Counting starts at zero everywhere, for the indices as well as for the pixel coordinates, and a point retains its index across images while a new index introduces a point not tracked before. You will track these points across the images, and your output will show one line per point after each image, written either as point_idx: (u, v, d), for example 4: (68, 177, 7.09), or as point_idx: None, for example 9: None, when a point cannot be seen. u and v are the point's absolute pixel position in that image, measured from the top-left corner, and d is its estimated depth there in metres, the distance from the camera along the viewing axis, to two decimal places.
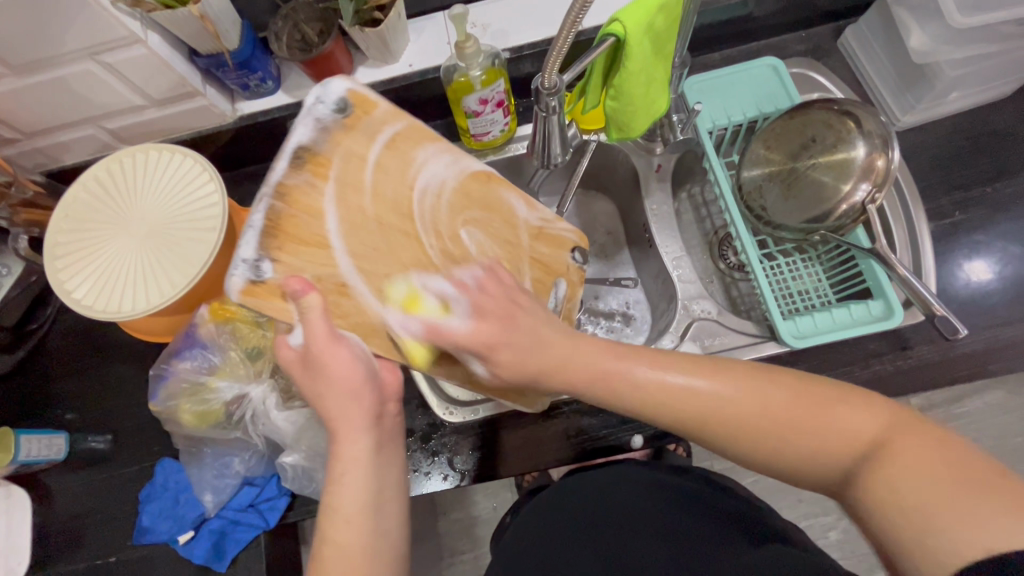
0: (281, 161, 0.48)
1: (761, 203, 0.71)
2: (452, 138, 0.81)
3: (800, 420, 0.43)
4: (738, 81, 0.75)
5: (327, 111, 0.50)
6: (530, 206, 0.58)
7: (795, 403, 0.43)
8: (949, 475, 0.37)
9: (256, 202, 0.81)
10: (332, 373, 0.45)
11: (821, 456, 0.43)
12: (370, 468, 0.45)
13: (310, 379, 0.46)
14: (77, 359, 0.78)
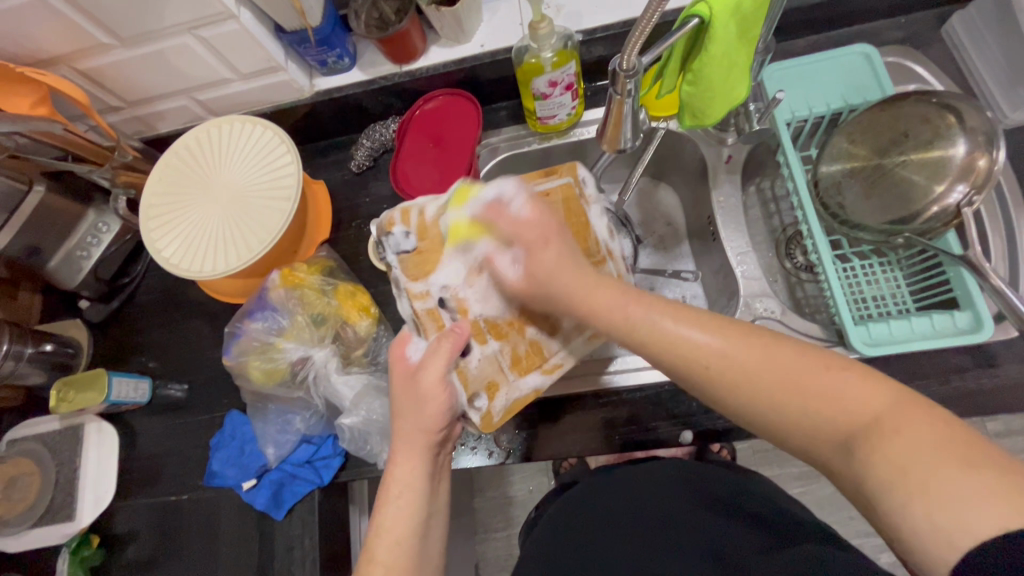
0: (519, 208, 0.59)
1: (839, 201, 0.67)
2: (517, 120, 0.81)
3: (815, 390, 0.41)
4: (823, 69, 0.71)
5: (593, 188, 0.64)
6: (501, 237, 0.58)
7: (811, 376, 0.41)
8: (947, 453, 0.34)
9: (326, 176, 0.84)
10: (427, 400, 0.55)
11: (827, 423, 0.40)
12: (400, 498, 0.52)
13: (409, 396, 0.56)
14: (161, 312, 0.84)
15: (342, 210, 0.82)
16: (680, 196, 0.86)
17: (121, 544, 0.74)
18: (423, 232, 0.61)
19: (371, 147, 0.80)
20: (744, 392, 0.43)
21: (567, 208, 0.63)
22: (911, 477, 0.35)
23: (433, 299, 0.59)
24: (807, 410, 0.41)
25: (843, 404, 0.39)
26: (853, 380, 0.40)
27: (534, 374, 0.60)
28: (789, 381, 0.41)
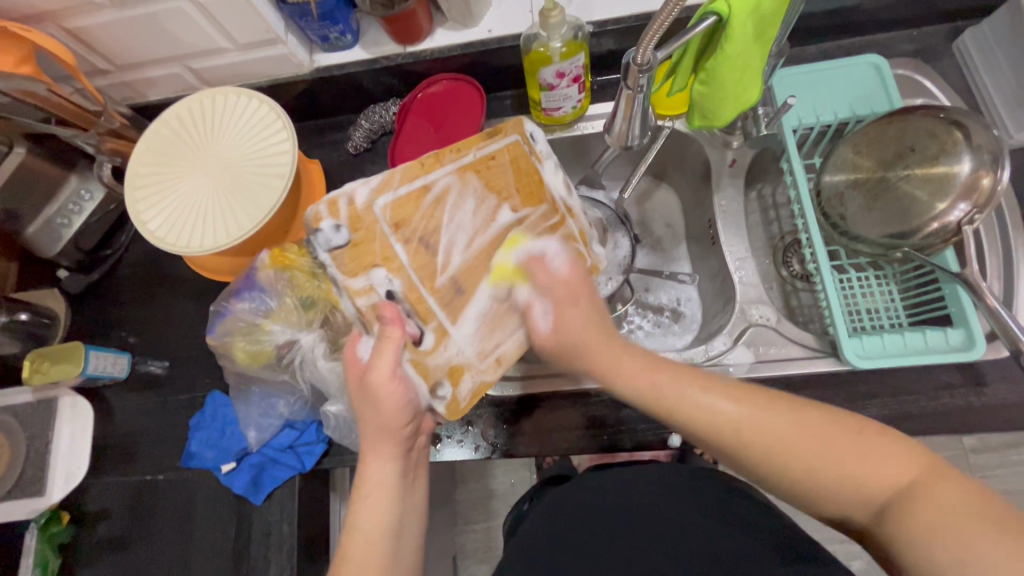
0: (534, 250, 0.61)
1: (841, 212, 0.67)
2: (522, 110, 0.80)
3: (855, 463, 0.44)
4: (833, 77, 0.70)
5: (541, 144, 0.60)
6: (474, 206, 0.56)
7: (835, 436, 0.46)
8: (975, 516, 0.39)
9: (322, 156, 0.82)
10: (385, 404, 0.53)
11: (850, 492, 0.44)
12: (378, 498, 0.52)
13: (363, 400, 0.54)
14: (144, 286, 0.82)
15: (337, 191, 0.80)
16: (680, 197, 0.85)
17: (91, 522, 0.72)
18: (356, 222, 0.54)
19: (369, 129, 0.78)
20: (787, 459, 0.46)
21: (517, 166, 0.58)
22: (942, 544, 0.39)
23: (371, 287, 0.53)
24: (846, 486, 0.45)
25: (875, 481, 0.44)
26: (887, 457, 0.44)
27: (502, 347, 0.56)
28: (821, 455, 0.45)
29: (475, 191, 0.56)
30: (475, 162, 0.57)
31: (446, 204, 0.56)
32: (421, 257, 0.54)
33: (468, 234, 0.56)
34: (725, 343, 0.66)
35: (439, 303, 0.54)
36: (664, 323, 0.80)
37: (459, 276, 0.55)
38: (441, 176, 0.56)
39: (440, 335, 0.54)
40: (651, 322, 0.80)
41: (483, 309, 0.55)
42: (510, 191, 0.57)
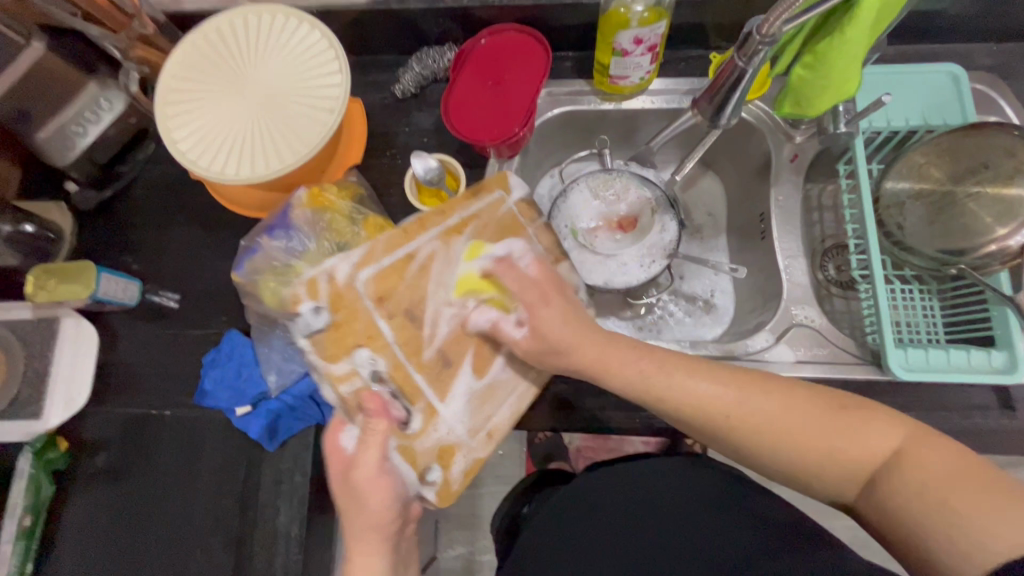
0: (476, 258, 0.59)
1: (898, 222, 0.66)
2: (582, 74, 0.76)
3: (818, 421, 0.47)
4: (910, 82, 0.68)
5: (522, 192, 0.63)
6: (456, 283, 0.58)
7: (819, 410, 0.47)
8: (964, 476, 0.43)
9: (364, 96, 0.77)
10: (371, 502, 0.50)
11: (829, 459, 0.47)
12: None
13: (349, 494, 0.51)
14: (159, 211, 0.77)
15: (378, 136, 0.76)
16: (726, 188, 0.83)
17: (89, 452, 0.69)
18: (338, 300, 0.57)
19: (420, 73, 0.74)
20: (781, 446, 0.47)
21: (500, 222, 0.61)
22: (942, 509, 0.43)
23: (360, 372, 0.56)
24: (820, 452, 0.46)
25: (864, 457, 0.46)
26: (870, 428, 0.46)
27: (491, 420, 0.58)
28: (793, 425, 0.47)
29: (456, 263, 0.60)
30: (457, 226, 0.60)
31: (431, 271, 0.59)
32: (407, 332, 0.57)
33: (450, 305, 0.58)
34: (767, 340, 0.65)
35: (428, 378, 0.57)
36: (694, 310, 0.79)
37: (444, 348, 0.58)
38: (423, 245, 0.59)
39: (429, 415, 0.56)
40: (682, 309, 0.79)
41: (471, 385, 0.58)
42: (494, 254, 0.60)
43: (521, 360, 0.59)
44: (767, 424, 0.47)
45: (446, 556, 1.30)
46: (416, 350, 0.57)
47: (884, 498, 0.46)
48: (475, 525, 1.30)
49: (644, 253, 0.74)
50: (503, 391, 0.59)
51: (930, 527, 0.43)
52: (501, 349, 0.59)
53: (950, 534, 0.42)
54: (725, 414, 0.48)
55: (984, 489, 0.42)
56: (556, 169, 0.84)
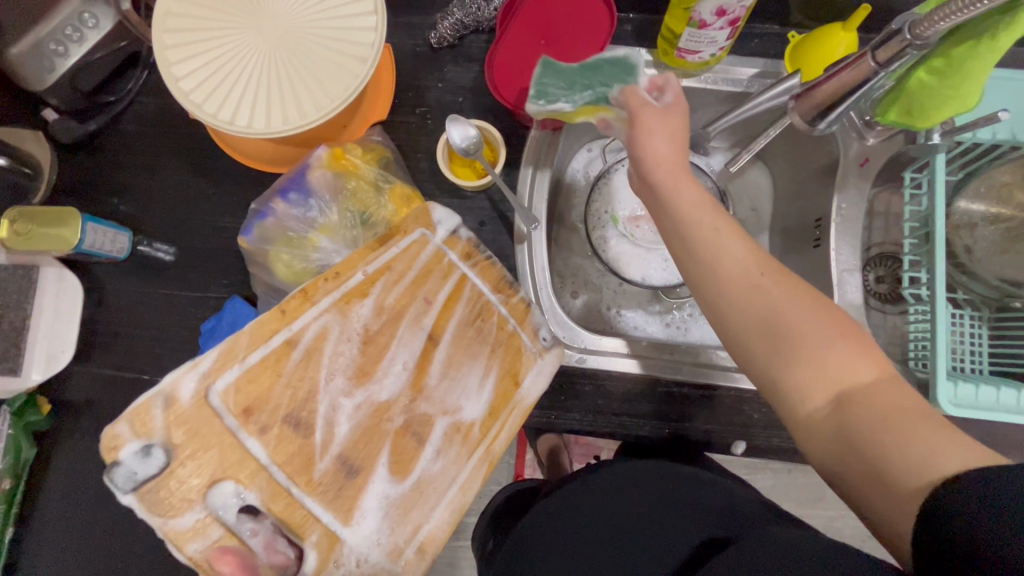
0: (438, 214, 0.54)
1: (966, 245, 0.61)
2: (642, 41, 0.68)
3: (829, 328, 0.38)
4: (999, 90, 0.60)
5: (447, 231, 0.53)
6: (355, 372, 0.47)
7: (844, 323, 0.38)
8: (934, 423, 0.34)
9: (395, 42, 0.68)
10: None
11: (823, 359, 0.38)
12: None
13: None
14: (151, 153, 0.68)
15: (409, 90, 0.67)
16: (774, 181, 0.78)
17: (75, 415, 0.64)
18: (183, 427, 0.41)
19: (461, 21, 0.65)
20: (767, 322, 0.40)
21: (424, 271, 0.52)
22: (913, 439, 0.33)
23: (215, 517, 0.41)
24: (822, 359, 0.38)
25: (845, 371, 0.37)
26: (844, 343, 0.37)
27: (422, 528, 0.47)
28: (785, 321, 0.39)
29: (359, 336, 0.48)
30: (366, 283, 0.49)
31: (321, 354, 0.46)
32: (288, 445, 0.44)
33: (349, 395, 0.47)
34: None
35: (323, 501, 0.44)
36: None
37: (347, 453, 0.46)
38: (313, 320, 0.47)
39: (326, 545, 0.44)
40: None
41: (391, 488, 0.47)
42: (420, 304, 0.51)
43: (464, 435, 0.50)
44: (764, 301, 0.40)
45: None
46: (304, 467, 0.44)
47: (850, 417, 0.36)
48: None
49: None
50: (439, 483, 0.49)
51: (895, 462, 0.34)
52: (433, 429, 0.49)
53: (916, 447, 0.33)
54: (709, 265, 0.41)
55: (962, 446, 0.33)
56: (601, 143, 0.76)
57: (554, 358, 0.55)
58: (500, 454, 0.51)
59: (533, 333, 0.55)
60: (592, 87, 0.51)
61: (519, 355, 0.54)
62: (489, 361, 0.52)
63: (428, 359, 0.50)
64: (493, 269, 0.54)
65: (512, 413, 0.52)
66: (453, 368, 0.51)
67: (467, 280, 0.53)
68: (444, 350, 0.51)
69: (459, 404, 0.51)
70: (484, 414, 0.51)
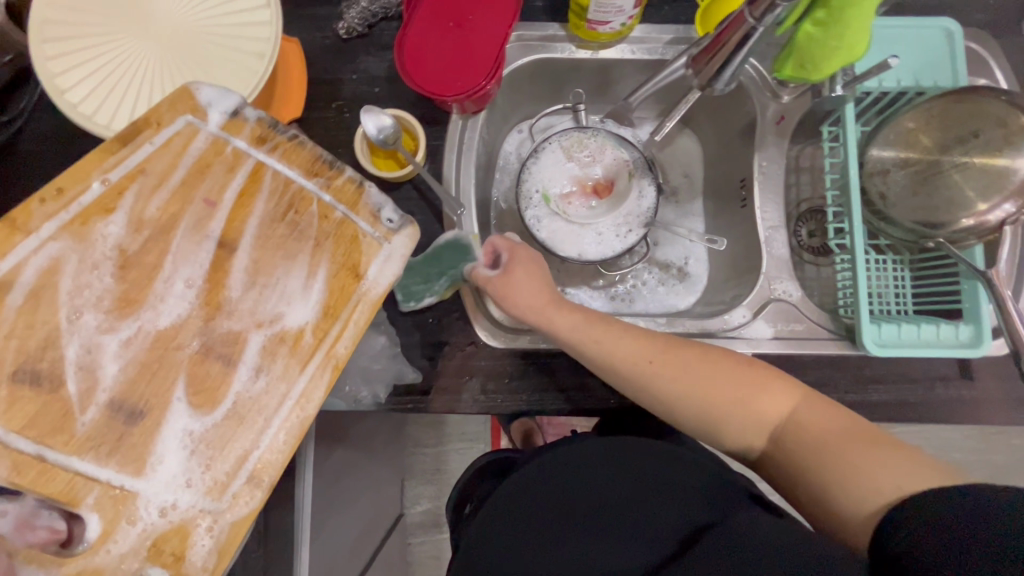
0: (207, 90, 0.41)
1: (881, 189, 0.63)
2: (556, 15, 0.67)
3: (732, 392, 0.50)
4: (907, 39, 0.63)
5: (217, 115, 0.41)
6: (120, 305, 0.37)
7: (740, 376, 0.50)
8: (851, 441, 0.46)
9: (303, 35, 0.66)
10: None
11: (740, 415, 0.50)
12: None
13: None
14: (56, 173, 0.65)
15: (322, 84, 0.65)
16: (703, 146, 0.78)
17: None
18: None
19: (367, 9, 0.64)
20: (717, 399, 0.50)
21: (198, 164, 0.40)
22: (851, 460, 0.44)
23: None
24: (751, 418, 0.50)
25: (770, 416, 0.50)
26: (774, 394, 0.50)
27: (251, 456, 0.37)
28: (737, 394, 0.50)
29: (111, 261, 0.37)
30: (106, 195, 0.38)
31: (55, 293, 0.36)
32: (22, 409, 0.34)
33: (108, 331, 0.36)
34: (745, 316, 0.65)
35: (96, 460, 0.34)
36: (668, 277, 0.76)
37: (119, 396, 0.36)
38: (30, 253, 0.36)
39: (111, 505, 0.34)
40: (656, 278, 0.76)
41: (195, 423, 0.36)
42: (200, 209, 0.39)
43: (292, 345, 0.39)
44: (682, 381, 0.51)
45: (413, 512, 1.31)
46: (55, 428, 0.34)
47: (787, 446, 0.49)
48: (442, 481, 1.31)
49: (620, 223, 0.69)
50: (266, 404, 0.38)
51: (838, 486, 0.44)
52: (247, 347, 0.38)
53: (847, 480, 0.44)
54: (716, 384, 0.50)
55: (875, 446, 0.44)
56: (524, 123, 0.77)
57: (404, 237, 0.42)
58: (348, 356, 0.40)
59: (373, 216, 0.42)
60: (445, 272, 0.61)
61: (356, 244, 0.42)
62: (314, 259, 0.41)
63: (222, 271, 0.39)
64: (301, 149, 0.42)
65: (357, 309, 0.41)
66: (262, 273, 0.40)
67: (266, 168, 0.41)
68: (245, 255, 0.40)
69: (279, 311, 0.39)
70: (320, 311, 0.40)
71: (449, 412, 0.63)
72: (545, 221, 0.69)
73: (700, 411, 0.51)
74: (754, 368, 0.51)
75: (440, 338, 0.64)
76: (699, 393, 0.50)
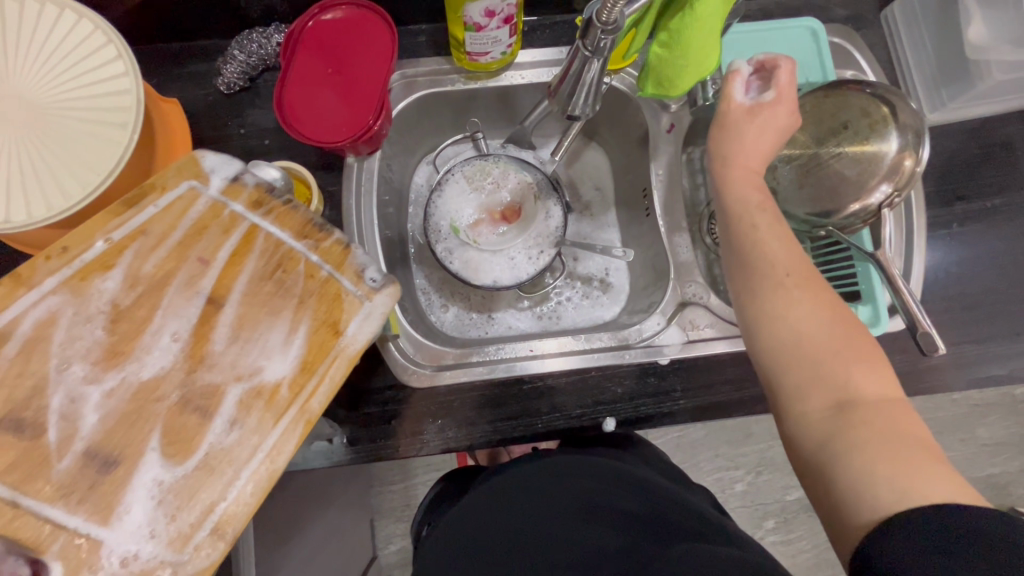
0: (217, 157, 0.40)
1: (773, 185, 0.65)
2: (440, 49, 0.67)
3: (826, 329, 0.42)
4: (775, 40, 0.67)
5: (219, 178, 0.40)
6: (107, 357, 0.36)
7: (852, 332, 0.42)
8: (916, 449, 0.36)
9: (184, 95, 0.64)
10: None
11: (830, 355, 0.41)
12: None
13: None
14: None
15: (208, 141, 0.64)
16: (610, 158, 0.80)
17: None
18: None
19: (246, 62, 0.63)
20: (811, 331, 0.42)
21: (193, 222, 0.39)
22: (889, 454, 0.36)
23: None
24: (833, 370, 0.41)
25: (855, 383, 0.40)
26: (872, 368, 0.41)
27: (217, 507, 0.34)
28: (828, 340, 0.42)
29: (105, 314, 0.37)
30: (107, 252, 0.37)
31: (49, 343, 0.35)
32: (5, 454, 0.33)
33: (93, 382, 0.35)
34: (658, 323, 0.66)
35: (65, 507, 0.32)
36: (590, 290, 0.77)
37: (95, 446, 0.34)
38: (30, 306, 0.35)
39: (76, 555, 0.31)
40: (579, 292, 0.77)
41: (165, 474, 0.34)
42: (193, 266, 0.38)
43: (268, 399, 0.36)
44: (784, 299, 0.44)
45: (387, 553, 1.27)
46: (30, 475, 0.33)
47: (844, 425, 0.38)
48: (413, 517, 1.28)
49: (531, 244, 0.70)
50: (237, 456, 0.35)
51: (868, 474, 0.36)
52: (224, 399, 0.36)
53: (891, 474, 0.35)
54: (814, 317, 0.43)
55: (935, 465, 0.35)
56: (431, 155, 0.77)
57: (387, 296, 0.39)
58: (321, 412, 0.36)
59: (357, 275, 0.40)
60: None
61: (339, 301, 0.39)
62: (296, 317, 0.38)
63: (209, 325, 0.37)
64: (293, 213, 0.40)
65: (334, 365, 0.38)
66: (246, 328, 0.38)
67: (259, 232, 0.40)
68: (233, 310, 0.38)
69: (258, 366, 0.37)
70: (299, 363, 0.37)
71: (378, 459, 0.62)
72: (457, 252, 0.69)
73: (790, 331, 0.43)
74: (866, 352, 0.42)
75: (359, 387, 0.63)
76: (789, 312, 0.43)
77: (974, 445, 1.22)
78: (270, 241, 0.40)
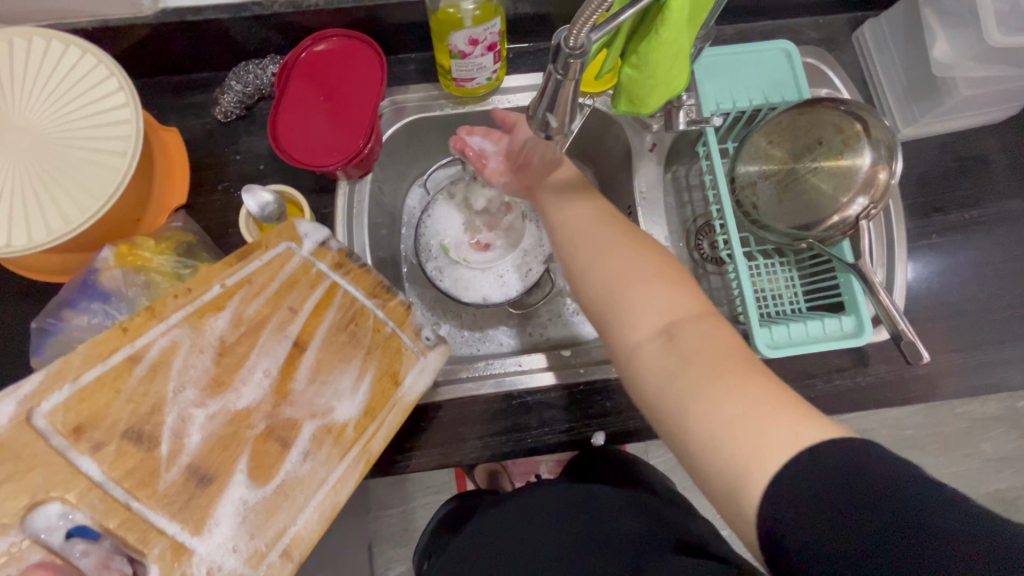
0: (312, 228, 0.51)
1: (753, 200, 0.67)
2: (429, 75, 0.70)
3: (643, 281, 0.48)
4: (750, 61, 0.69)
5: (311, 244, 0.51)
6: (211, 389, 0.44)
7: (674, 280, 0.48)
8: (740, 374, 0.40)
9: (185, 123, 0.67)
10: None
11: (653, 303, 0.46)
12: None
13: None
14: None
15: (206, 167, 0.66)
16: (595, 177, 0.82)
17: None
18: None
19: (243, 92, 0.65)
20: (631, 282, 0.48)
21: (287, 278, 0.49)
22: (714, 382, 0.40)
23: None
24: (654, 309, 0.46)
25: (674, 312, 0.45)
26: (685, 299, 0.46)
27: (289, 530, 0.44)
28: (647, 288, 0.47)
29: (214, 348, 0.45)
30: (223, 296, 0.46)
31: (170, 367, 0.43)
32: (127, 461, 0.40)
33: (200, 406, 0.43)
34: None
35: (168, 514, 0.40)
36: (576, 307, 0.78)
37: (199, 461, 0.42)
38: (158, 336, 0.43)
39: (171, 558, 0.39)
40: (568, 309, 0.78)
41: (249, 494, 0.43)
42: (285, 314, 0.48)
43: (336, 436, 0.48)
44: (607, 257, 0.50)
45: None
46: (144, 481, 0.40)
47: (675, 358, 0.43)
48: (412, 542, 1.27)
49: (519, 262, 0.71)
50: (308, 484, 0.46)
51: (704, 404, 0.39)
52: (302, 432, 0.47)
53: (729, 401, 0.38)
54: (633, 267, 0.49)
55: (761, 388, 0.38)
56: (422, 178, 0.80)
57: (437, 355, 0.55)
58: (379, 451, 0.49)
59: (416, 333, 0.55)
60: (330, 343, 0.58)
61: (399, 354, 0.53)
62: (365, 365, 0.51)
63: (293, 366, 0.48)
64: (369, 275, 0.53)
65: (392, 411, 0.51)
66: (323, 372, 0.49)
67: (339, 288, 0.52)
68: (312, 354, 0.49)
69: (331, 405, 0.48)
70: (362, 407, 0.50)
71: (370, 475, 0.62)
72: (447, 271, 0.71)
73: (614, 282, 0.48)
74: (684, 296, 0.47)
75: None
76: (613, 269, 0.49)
77: (978, 461, 1.20)
78: (352, 303, 0.52)
